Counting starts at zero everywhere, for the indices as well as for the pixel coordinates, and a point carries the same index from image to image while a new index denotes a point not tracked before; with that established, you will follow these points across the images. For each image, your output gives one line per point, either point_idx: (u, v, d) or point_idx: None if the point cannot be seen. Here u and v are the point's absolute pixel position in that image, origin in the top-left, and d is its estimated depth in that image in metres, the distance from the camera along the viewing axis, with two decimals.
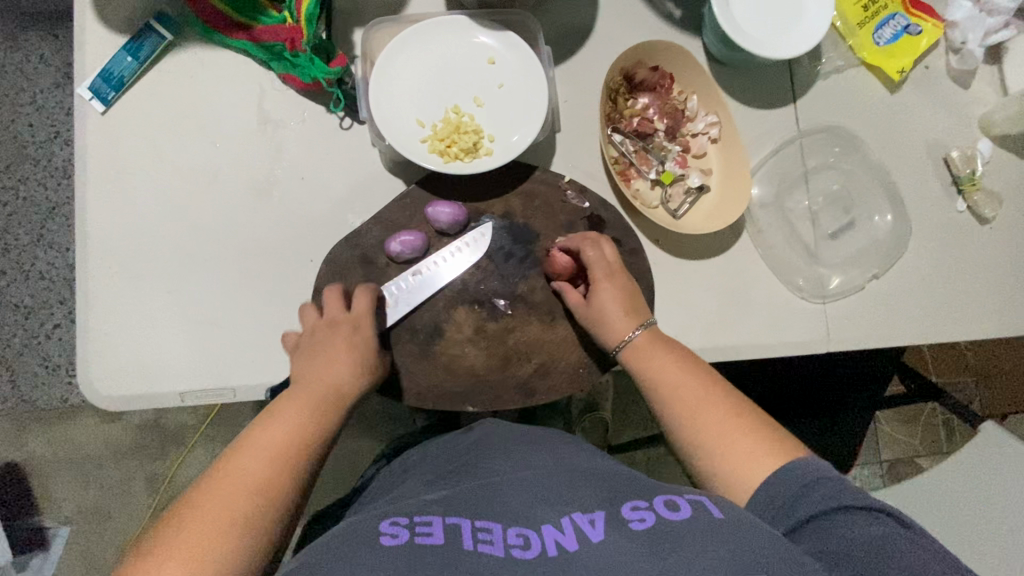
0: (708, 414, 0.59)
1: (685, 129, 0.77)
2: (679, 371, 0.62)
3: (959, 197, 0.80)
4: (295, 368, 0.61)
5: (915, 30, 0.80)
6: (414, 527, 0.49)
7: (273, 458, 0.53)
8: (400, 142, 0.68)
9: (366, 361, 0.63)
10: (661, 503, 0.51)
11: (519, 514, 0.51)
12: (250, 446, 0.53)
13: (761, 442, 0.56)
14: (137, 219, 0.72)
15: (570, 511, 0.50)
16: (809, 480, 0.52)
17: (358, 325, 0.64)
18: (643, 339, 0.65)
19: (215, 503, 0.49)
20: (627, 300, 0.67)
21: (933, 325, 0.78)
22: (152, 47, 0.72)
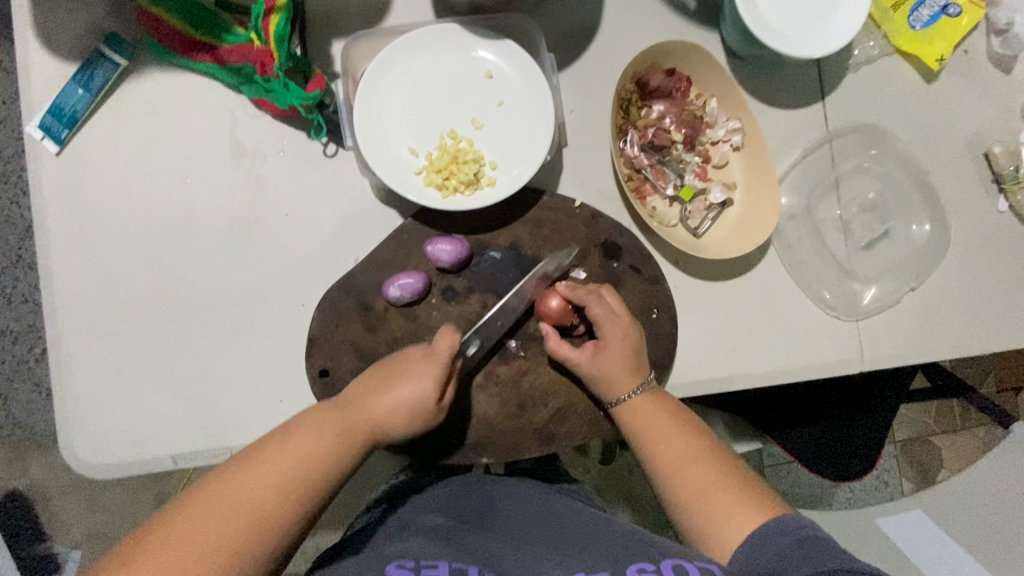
0: (692, 470, 0.58)
1: (705, 137, 0.70)
2: (663, 422, 0.60)
3: (1000, 196, 0.74)
4: (352, 391, 0.58)
5: (954, 11, 0.71)
6: (421, 569, 0.52)
7: (276, 484, 0.49)
8: (393, 176, 0.61)
9: (411, 407, 0.57)
10: (669, 567, 0.50)
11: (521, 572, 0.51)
12: (264, 463, 0.50)
13: (740, 497, 0.55)
14: (107, 268, 0.66)
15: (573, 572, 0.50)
16: (790, 535, 0.50)
17: (430, 365, 0.58)
18: (639, 399, 0.62)
19: (205, 515, 0.46)
20: (631, 357, 0.62)
21: (973, 336, 0.73)
22: (104, 76, 0.63)
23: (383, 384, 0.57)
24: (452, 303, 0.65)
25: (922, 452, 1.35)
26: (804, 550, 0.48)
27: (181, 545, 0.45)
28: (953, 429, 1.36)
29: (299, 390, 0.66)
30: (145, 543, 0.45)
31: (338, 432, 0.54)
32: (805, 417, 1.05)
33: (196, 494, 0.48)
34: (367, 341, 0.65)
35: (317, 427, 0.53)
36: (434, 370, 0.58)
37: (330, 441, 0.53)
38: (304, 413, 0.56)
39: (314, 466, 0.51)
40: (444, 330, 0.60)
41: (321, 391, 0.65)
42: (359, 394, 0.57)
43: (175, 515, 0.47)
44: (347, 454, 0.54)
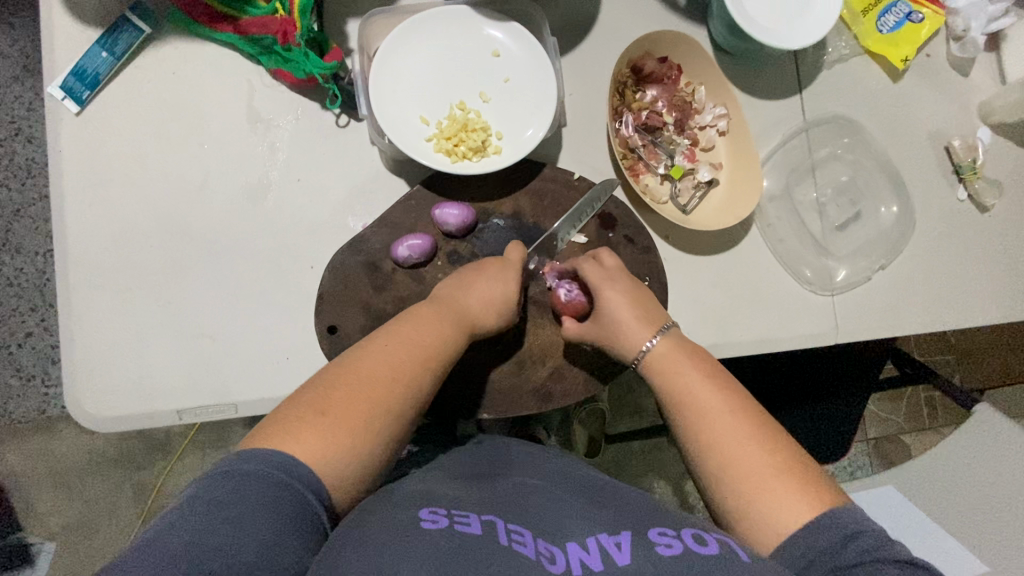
0: (734, 443, 0.53)
1: (694, 122, 0.76)
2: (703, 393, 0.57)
3: (960, 186, 0.81)
4: (444, 289, 0.62)
5: (917, 18, 0.79)
6: (452, 516, 0.47)
7: (406, 362, 0.54)
8: (404, 141, 0.65)
9: (510, 300, 0.63)
10: (689, 535, 0.48)
11: (543, 526, 0.49)
12: (389, 347, 0.55)
13: (798, 482, 0.50)
14: (119, 226, 0.67)
15: (597, 530, 0.48)
16: (847, 530, 0.47)
17: (508, 269, 0.64)
18: (662, 354, 0.60)
19: (348, 392, 0.50)
20: (638, 307, 0.63)
21: (936, 313, 0.79)
22: (128, 41, 0.66)
23: (471, 281, 0.62)
24: (456, 266, 0.69)
25: (891, 445, 1.42)
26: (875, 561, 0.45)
27: (345, 406, 0.49)
28: (920, 425, 1.43)
29: (306, 348, 0.69)
30: (303, 415, 0.47)
31: (449, 319, 0.59)
32: (784, 403, 1.10)
33: (330, 377, 0.52)
34: (374, 301, 0.68)
35: (431, 317, 0.58)
36: (514, 273, 0.64)
37: (443, 327, 0.58)
38: (411, 308, 0.60)
39: (437, 346, 0.57)
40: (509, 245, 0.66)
41: (328, 348, 0.67)
42: (450, 291, 0.62)
43: (314, 398, 0.50)
44: (461, 337, 0.59)
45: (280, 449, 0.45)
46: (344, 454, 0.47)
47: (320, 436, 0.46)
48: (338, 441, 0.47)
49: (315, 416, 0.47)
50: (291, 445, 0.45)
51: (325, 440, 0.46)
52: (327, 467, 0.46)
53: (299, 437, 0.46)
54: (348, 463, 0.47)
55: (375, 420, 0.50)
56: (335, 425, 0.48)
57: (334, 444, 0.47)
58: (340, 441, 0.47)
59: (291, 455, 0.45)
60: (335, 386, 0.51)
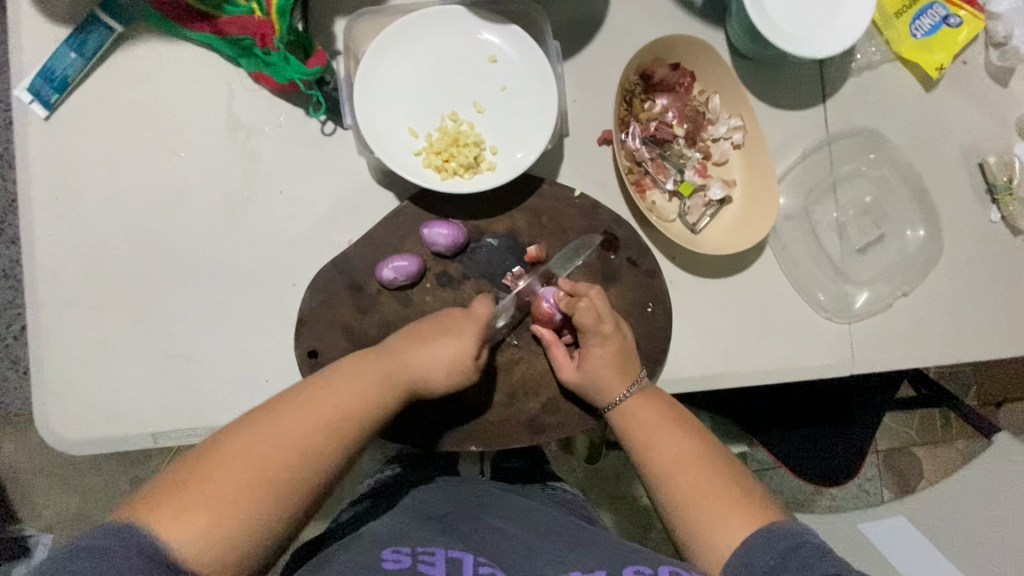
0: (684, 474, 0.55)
1: (706, 134, 0.70)
2: (655, 420, 0.58)
3: (993, 207, 0.75)
4: (392, 340, 0.58)
5: (954, 22, 0.72)
6: (417, 554, 0.48)
7: (315, 427, 0.49)
8: (391, 155, 0.61)
9: (465, 358, 0.57)
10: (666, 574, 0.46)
11: (516, 564, 0.48)
12: (305, 407, 0.50)
13: (736, 505, 0.52)
14: (91, 238, 0.64)
15: (572, 570, 0.47)
16: (791, 541, 0.48)
17: (467, 321, 0.59)
18: (633, 400, 0.60)
19: (245, 458, 0.46)
20: (621, 362, 0.60)
21: (961, 344, 0.74)
22: (98, 41, 0.62)
23: (423, 336, 0.58)
24: (446, 289, 0.64)
25: (903, 459, 1.37)
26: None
27: (237, 473, 0.45)
28: (935, 439, 1.38)
29: (287, 370, 0.65)
30: (195, 479, 0.44)
31: (379, 379, 0.54)
32: (794, 421, 1.05)
33: (228, 439, 0.47)
34: (358, 323, 0.64)
35: (364, 372, 0.54)
36: (474, 325, 0.58)
37: (371, 386, 0.53)
38: (345, 360, 0.56)
39: (359, 408, 0.52)
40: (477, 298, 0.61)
41: (309, 374, 0.63)
42: (399, 344, 0.57)
43: (206, 464, 0.45)
44: (388, 402, 0.54)
45: (154, 530, 0.41)
46: (223, 531, 0.43)
47: (200, 514, 0.43)
48: (219, 524, 0.43)
49: (200, 493, 0.43)
50: (158, 521, 0.41)
51: (201, 524, 0.42)
52: (199, 543, 0.42)
53: (170, 510, 0.42)
54: (220, 548, 0.42)
55: (271, 497, 0.45)
56: (217, 501, 0.43)
57: (215, 528, 0.43)
58: (212, 521, 0.43)
59: (164, 539, 0.41)
60: (234, 452, 0.46)
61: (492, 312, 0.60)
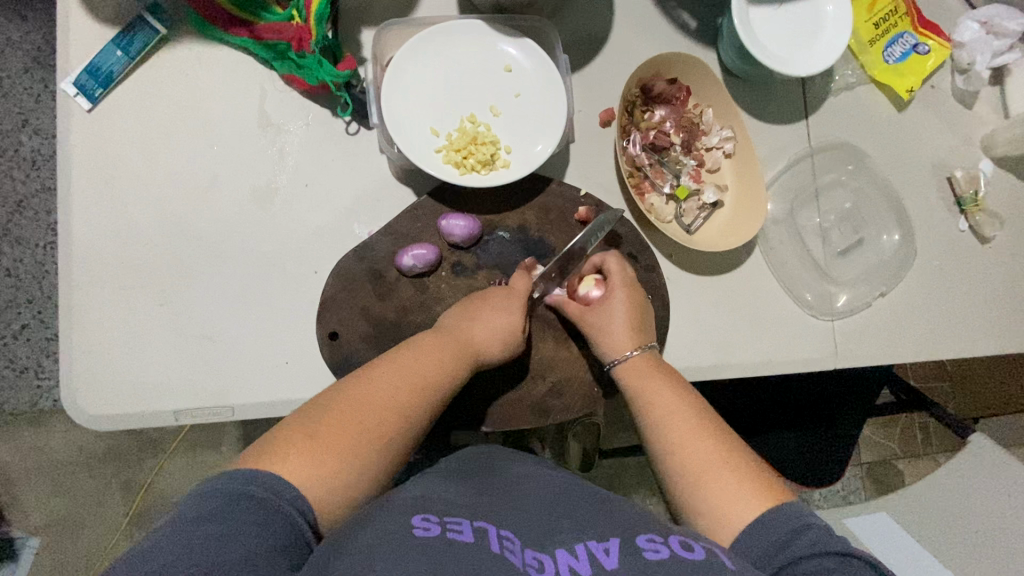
0: (697, 448, 0.56)
1: (700, 143, 0.76)
2: (669, 398, 0.60)
3: (961, 217, 0.82)
4: (452, 316, 0.63)
5: (923, 50, 0.80)
6: (445, 523, 0.46)
7: (405, 391, 0.54)
8: (414, 151, 0.65)
9: (517, 331, 0.63)
10: (676, 541, 0.48)
11: (534, 534, 0.47)
12: (392, 374, 0.55)
13: (751, 482, 0.53)
14: (124, 224, 0.67)
15: (586, 536, 0.47)
16: (796, 523, 0.49)
17: (514, 296, 0.65)
18: (639, 360, 0.64)
19: (348, 416, 0.51)
20: (634, 318, 0.66)
21: (934, 342, 0.79)
22: (143, 42, 0.67)
23: (477, 311, 0.63)
24: (460, 277, 0.69)
25: (886, 470, 1.42)
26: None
27: (342, 428, 0.50)
28: (916, 452, 1.43)
29: (306, 353, 0.68)
30: (309, 431, 0.48)
31: (453, 350, 0.59)
32: (781, 423, 1.10)
33: (328, 402, 0.52)
34: (376, 308, 0.68)
35: (438, 344, 0.59)
36: (520, 301, 0.64)
37: (445, 356, 0.58)
38: (417, 336, 0.61)
39: (436, 375, 0.57)
40: (516, 272, 0.67)
41: (328, 355, 0.67)
42: (459, 319, 0.62)
43: (314, 422, 0.50)
44: (464, 373, 0.60)
45: (280, 472, 0.45)
46: (340, 476, 0.47)
47: (316, 463, 0.46)
48: (340, 470, 0.47)
49: (316, 443, 0.47)
50: (283, 467, 0.45)
51: (322, 469, 0.46)
52: (318, 488, 0.46)
53: (291, 458, 0.46)
54: (336, 493, 0.47)
55: (376, 449, 0.50)
56: (334, 450, 0.48)
57: (336, 474, 0.47)
58: (330, 466, 0.47)
59: (291, 480, 0.45)
60: (336, 411, 0.51)
61: (530, 287, 0.66)
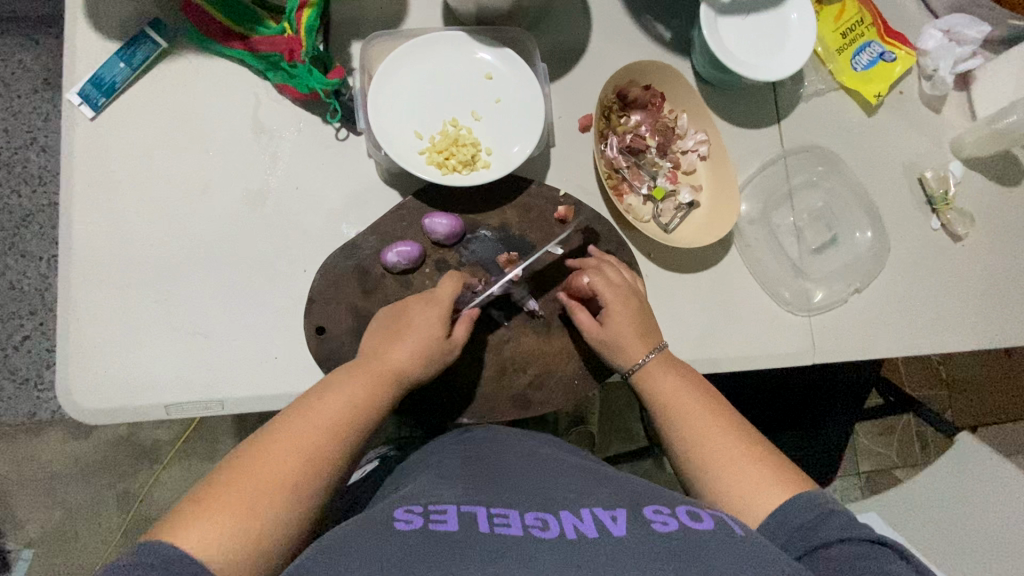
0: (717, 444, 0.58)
1: (676, 146, 0.79)
2: (686, 397, 0.62)
3: (933, 216, 0.84)
4: (372, 344, 0.62)
5: (889, 57, 0.84)
6: (429, 514, 0.47)
7: (314, 432, 0.53)
8: (398, 153, 0.69)
9: (436, 345, 0.62)
10: (683, 512, 0.48)
11: (536, 504, 0.49)
12: (301, 417, 0.54)
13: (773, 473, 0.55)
14: (123, 225, 0.70)
15: (592, 505, 0.48)
16: (820, 508, 0.51)
17: (434, 308, 0.63)
18: (652, 363, 0.65)
19: (252, 469, 0.49)
20: (641, 324, 0.67)
21: (910, 338, 0.81)
22: (145, 54, 0.71)
23: (397, 334, 0.62)
24: (443, 274, 0.71)
25: (882, 478, 1.41)
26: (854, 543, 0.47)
27: (244, 482, 0.48)
28: (913, 461, 1.42)
29: (294, 349, 0.70)
30: (212, 492, 0.48)
31: (367, 379, 0.58)
32: (770, 426, 1.11)
33: (236, 458, 0.51)
34: (362, 304, 0.70)
35: (350, 377, 0.58)
36: (440, 312, 0.63)
37: (358, 388, 0.57)
38: (334, 372, 0.60)
39: (348, 408, 0.56)
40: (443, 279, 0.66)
41: (315, 350, 0.69)
42: (377, 347, 0.61)
43: (218, 481, 0.49)
44: (382, 402, 0.58)
45: (174, 542, 0.44)
46: (241, 533, 0.46)
47: (213, 524, 0.45)
48: (240, 527, 0.46)
49: (214, 503, 0.47)
50: (178, 534, 0.44)
51: (221, 532, 0.45)
52: (215, 550, 0.44)
53: (186, 525, 0.45)
54: (237, 551, 0.45)
55: (280, 498, 0.49)
56: (235, 507, 0.47)
57: (234, 532, 0.46)
58: (227, 526, 0.46)
59: (183, 546, 0.44)
60: (240, 466, 0.50)
61: (459, 290, 0.65)
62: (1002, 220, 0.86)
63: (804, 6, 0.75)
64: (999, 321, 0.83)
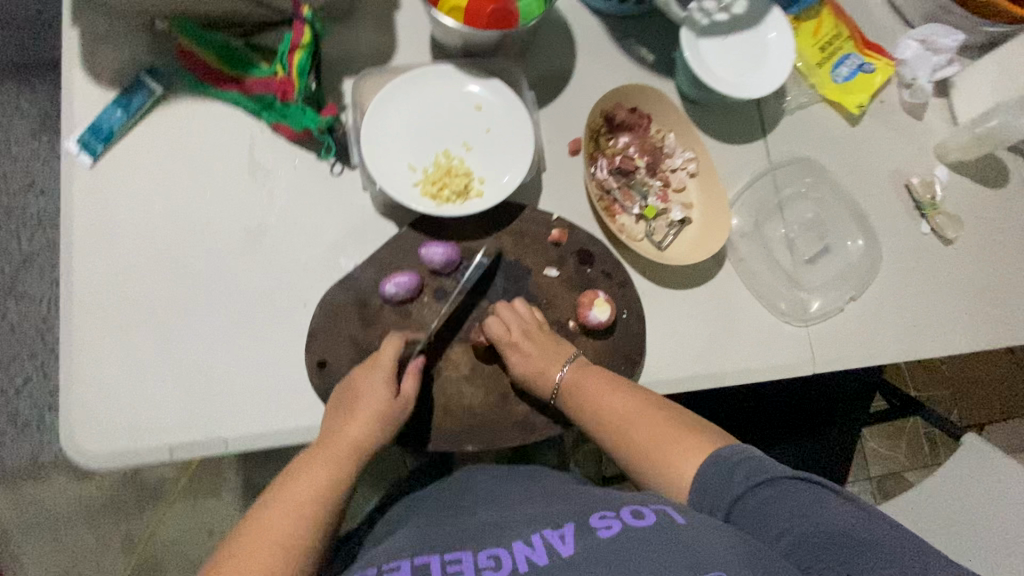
0: (643, 425, 0.62)
1: (665, 165, 0.81)
2: (596, 383, 0.66)
3: (923, 220, 0.85)
4: (328, 425, 0.64)
5: (869, 68, 0.86)
6: (386, 570, 0.53)
7: (286, 524, 0.54)
8: (392, 186, 0.70)
9: (389, 411, 0.64)
10: (627, 512, 0.53)
11: (489, 539, 0.55)
12: (270, 511, 0.55)
13: (693, 440, 0.59)
14: (123, 269, 0.71)
15: (542, 528, 0.54)
16: (729, 461, 0.55)
17: (378, 376, 0.65)
18: (571, 372, 0.68)
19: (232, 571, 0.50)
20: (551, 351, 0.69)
21: (908, 342, 0.82)
22: (141, 100, 0.73)
23: (351, 409, 0.64)
24: (441, 302, 0.72)
25: (894, 481, 1.40)
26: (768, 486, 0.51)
27: None
28: (923, 462, 1.41)
29: (296, 384, 0.70)
30: None
31: (329, 459, 0.60)
32: (777, 436, 1.10)
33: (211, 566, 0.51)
34: (362, 336, 0.71)
35: (312, 460, 0.60)
36: (386, 377, 0.65)
37: (322, 469, 0.59)
38: (294, 460, 0.61)
39: (315, 490, 0.57)
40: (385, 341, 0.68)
41: (317, 383, 0.69)
42: (333, 426, 0.63)
43: None
44: (348, 476, 0.60)
45: None
46: None
47: None
48: None
49: None
50: None
51: None
52: None
53: None
54: None
55: None
56: None
57: None
58: None
59: None
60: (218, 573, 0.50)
61: (401, 350, 0.67)
62: (990, 221, 0.87)
63: (781, 24, 0.77)
64: (995, 321, 0.84)
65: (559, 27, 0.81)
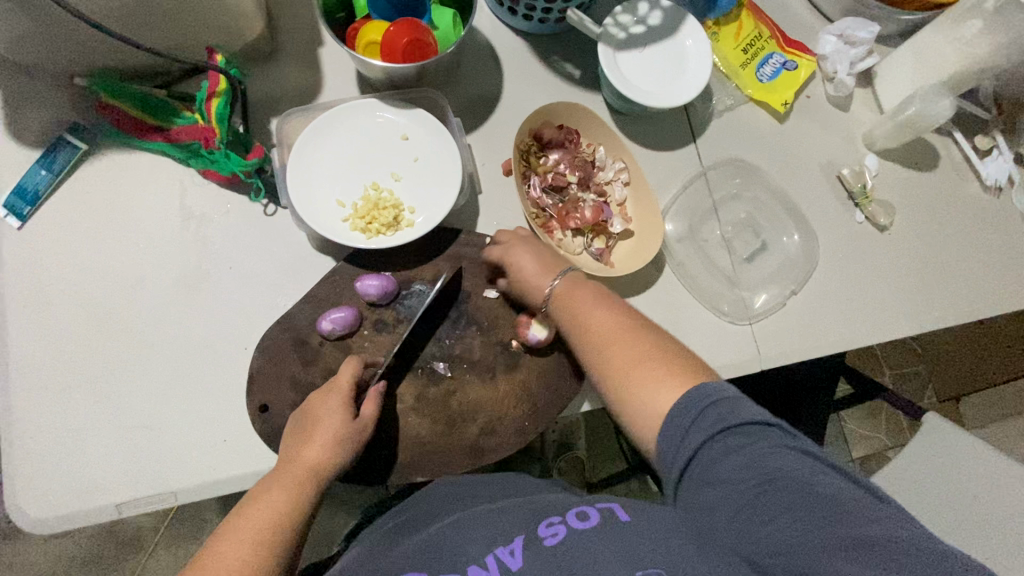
0: (619, 344, 0.58)
1: (598, 178, 0.81)
2: (589, 293, 0.64)
3: (856, 210, 0.87)
4: (287, 448, 0.63)
5: (791, 66, 0.87)
6: None
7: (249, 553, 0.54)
8: (322, 224, 0.71)
9: (348, 433, 0.63)
10: (573, 517, 0.54)
11: (445, 561, 0.55)
12: (232, 540, 0.55)
13: (666, 375, 0.55)
14: (58, 328, 0.71)
15: (497, 544, 0.54)
16: (703, 401, 0.50)
17: (337, 399, 0.64)
18: (562, 285, 0.65)
19: None
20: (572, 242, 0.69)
21: (852, 329, 0.83)
22: (65, 159, 0.72)
23: (309, 432, 0.63)
24: (382, 334, 0.72)
25: (875, 461, 1.41)
26: (733, 438, 0.48)
27: None
28: (903, 440, 1.43)
29: (241, 429, 0.70)
30: None
31: (290, 484, 0.60)
32: None
33: None
34: (304, 375, 0.71)
35: (276, 483, 0.60)
36: (344, 399, 0.64)
37: (283, 494, 0.59)
38: (254, 486, 0.60)
39: (278, 514, 0.57)
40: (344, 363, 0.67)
41: (261, 428, 0.69)
42: (293, 447, 0.62)
43: None
44: (309, 499, 0.60)
45: None
46: None
47: None
48: None
49: None
50: None
51: None
52: None
53: None
54: None
55: None
56: None
57: None
58: None
59: None
60: None
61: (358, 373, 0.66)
62: (923, 204, 0.89)
63: (697, 31, 0.79)
64: (936, 301, 0.85)
65: (483, 51, 0.82)
